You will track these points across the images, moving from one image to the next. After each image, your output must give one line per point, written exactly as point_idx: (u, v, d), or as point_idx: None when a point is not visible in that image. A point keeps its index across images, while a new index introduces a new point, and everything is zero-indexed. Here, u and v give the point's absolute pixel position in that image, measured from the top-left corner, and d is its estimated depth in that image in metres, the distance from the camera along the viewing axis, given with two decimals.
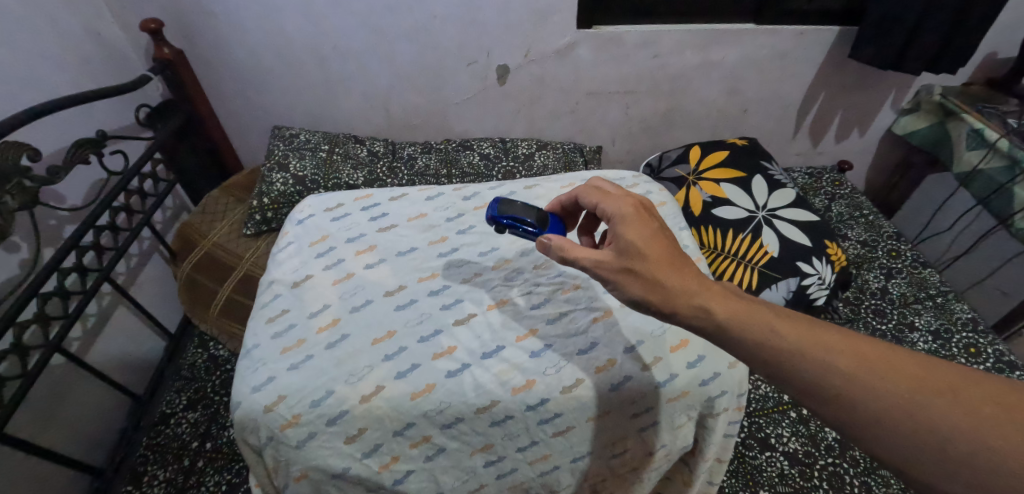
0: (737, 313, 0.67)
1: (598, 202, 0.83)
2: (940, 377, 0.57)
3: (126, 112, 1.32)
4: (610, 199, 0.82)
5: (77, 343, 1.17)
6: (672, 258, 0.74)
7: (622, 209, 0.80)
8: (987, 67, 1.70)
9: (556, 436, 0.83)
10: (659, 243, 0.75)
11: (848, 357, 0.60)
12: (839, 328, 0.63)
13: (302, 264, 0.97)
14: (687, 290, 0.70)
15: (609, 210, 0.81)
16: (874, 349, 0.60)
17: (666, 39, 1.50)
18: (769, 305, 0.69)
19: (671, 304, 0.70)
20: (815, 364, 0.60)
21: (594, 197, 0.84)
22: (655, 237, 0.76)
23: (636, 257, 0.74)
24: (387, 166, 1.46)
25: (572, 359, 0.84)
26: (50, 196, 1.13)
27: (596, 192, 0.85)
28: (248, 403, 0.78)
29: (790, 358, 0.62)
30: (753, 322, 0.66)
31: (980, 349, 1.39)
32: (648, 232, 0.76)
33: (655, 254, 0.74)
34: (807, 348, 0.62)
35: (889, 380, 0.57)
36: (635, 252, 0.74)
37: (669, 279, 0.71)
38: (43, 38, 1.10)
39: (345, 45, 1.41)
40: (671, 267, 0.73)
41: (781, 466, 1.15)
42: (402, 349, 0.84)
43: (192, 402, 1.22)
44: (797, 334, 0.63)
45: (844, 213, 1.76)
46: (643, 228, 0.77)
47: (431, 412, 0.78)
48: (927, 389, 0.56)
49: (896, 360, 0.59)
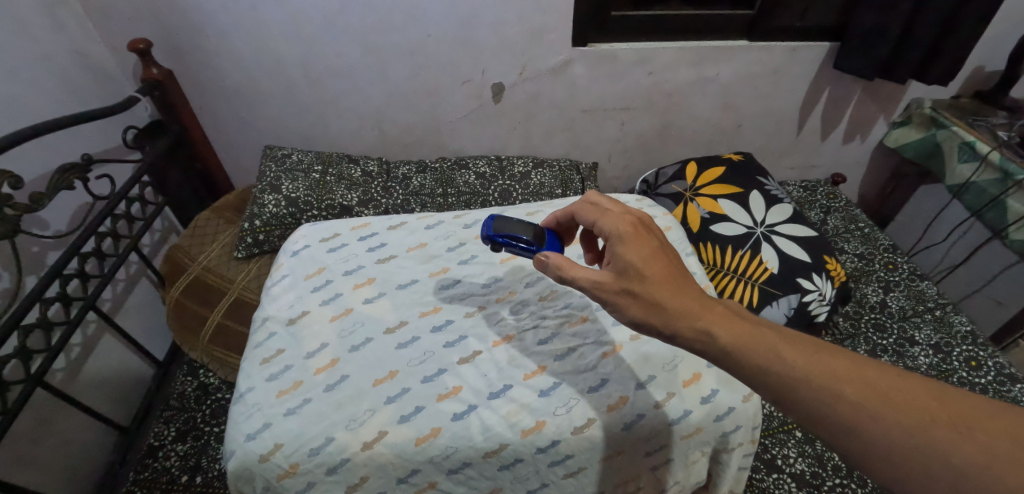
0: (742, 336, 0.64)
1: (594, 218, 0.81)
2: (952, 410, 0.54)
3: (112, 134, 1.29)
4: (607, 215, 0.80)
5: (60, 375, 1.13)
6: (674, 279, 0.71)
7: (619, 227, 0.77)
8: (975, 80, 1.71)
9: (567, 477, 0.80)
10: (660, 263, 0.72)
11: (857, 386, 0.57)
12: (847, 354, 0.60)
13: (297, 299, 0.94)
14: (690, 312, 0.68)
15: (606, 227, 0.79)
16: (884, 379, 0.57)
17: (661, 56, 1.50)
18: (775, 327, 0.66)
19: (673, 326, 0.68)
20: (822, 393, 0.57)
21: (590, 213, 0.82)
22: (656, 256, 0.73)
23: (636, 277, 0.72)
24: (382, 186, 1.43)
25: (583, 397, 0.81)
26: (33, 223, 1.09)
27: (593, 209, 0.83)
28: (243, 452, 0.75)
29: (797, 385, 0.59)
30: (759, 346, 0.63)
31: (981, 362, 1.38)
32: (648, 250, 0.74)
33: (655, 274, 0.72)
34: (814, 375, 0.59)
35: (899, 413, 0.54)
36: (635, 272, 0.72)
37: (673, 302, 0.69)
38: (29, 60, 1.08)
39: (338, 64, 1.39)
40: (673, 289, 0.70)
41: (789, 488, 1.13)
42: (405, 390, 0.81)
43: (181, 433, 1.16)
44: (804, 361, 0.60)
45: (841, 227, 1.76)
46: (642, 246, 0.74)
47: (436, 458, 0.76)
48: (940, 422, 0.53)
49: (908, 391, 0.56)
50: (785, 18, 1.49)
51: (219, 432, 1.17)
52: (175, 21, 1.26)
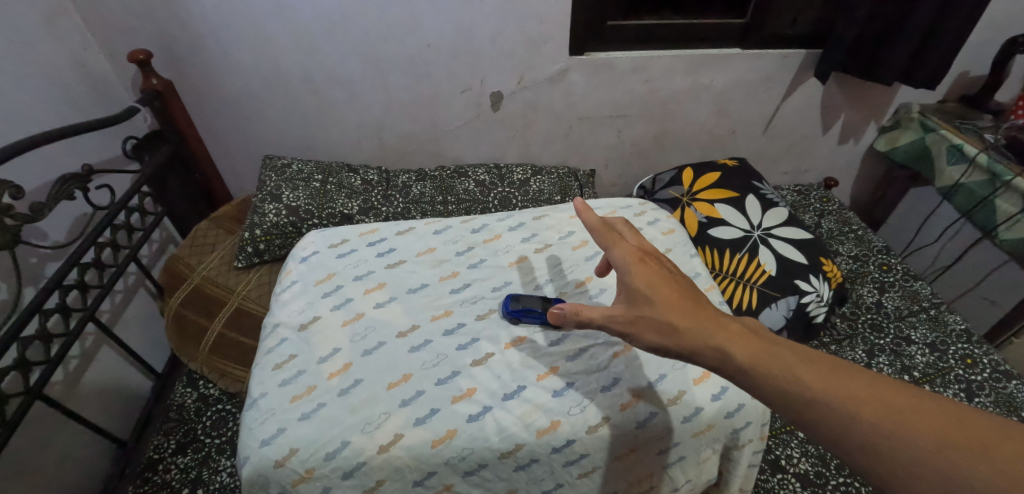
0: (758, 354, 0.65)
1: (605, 245, 0.81)
2: (969, 431, 0.54)
3: (111, 144, 1.28)
4: (616, 245, 0.80)
5: (58, 387, 1.11)
6: (685, 303, 0.73)
7: (627, 256, 0.78)
8: (961, 85, 1.75)
9: (581, 477, 0.81)
10: (669, 289, 0.74)
11: (873, 405, 0.58)
12: (864, 374, 0.60)
13: (307, 305, 0.94)
14: (703, 331, 0.69)
15: (615, 257, 0.80)
16: (901, 400, 0.58)
17: (656, 64, 1.53)
18: (790, 345, 0.67)
19: (686, 344, 0.69)
20: (839, 412, 0.58)
21: (602, 237, 0.82)
22: (665, 281, 0.75)
23: (648, 304, 0.73)
24: (383, 195, 1.44)
25: (595, 397, 0.82)
26: (32, 233, 1.08)
27: (603, 233, 0.83)
28: (258, 457, 0.74)
29: (812, 403, 0.60)
30: (775, 365, 0.64)
31: (976, 359, 1.40)
32: (657, 277, 0.76)
33: (664, 298, 0.73)
34: (830, 394, 0.59)
35: (918, 434, 0.55)
36: (644, 299, 0.74)
37: (687, 323, 0.70)
38: (29, 70, 1.08)
39: (338, 74, 1.40)
40: (686, 311, 0.72)
41: (794, 488, 1.14)
42: (420, 393, 0.81)
43: (182, 445, 1.15)
44: (821, 380, 0.61)
45: (835, 230, 1.78)
46: (650, 274, 0.76)
47: (453, 459, 0.76)
48: (961, 445, 0.53)
49: (925, 411, 0.56)
50: (777, 27, 1.52)
51: (221, 444, 1.16)
52: (176, 32, 1.26)
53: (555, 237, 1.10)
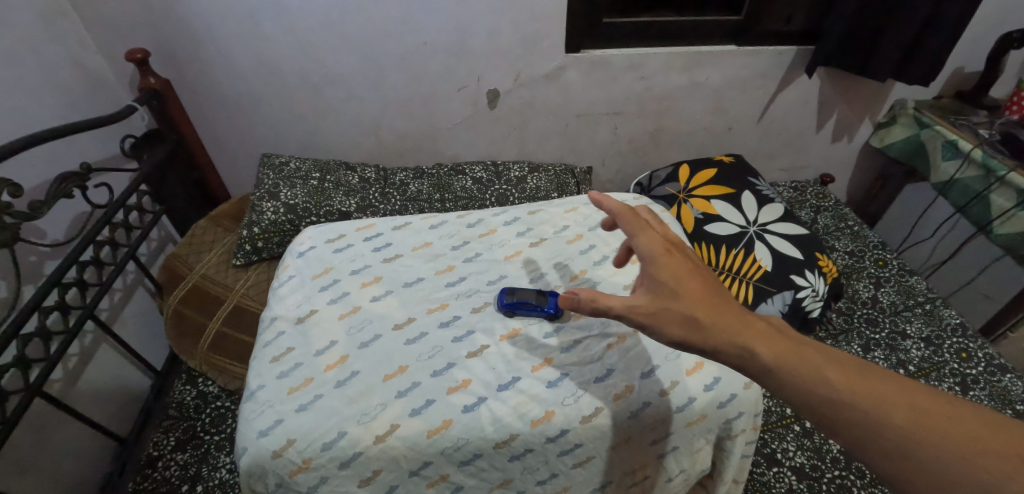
0: (786, 355, 0.64)
1: (630, 233, 0.79)
2: (1004, 439, 0.54)
3: (109, 143, 1.29)
4: (643, 234, 0.78)
5: (58, 385, 1.12)
6: (711, 298, 0.71)
7: (656, 247, 0.77)
8: (956, 81, 1.76)
9: (576, 466, 0.82)
10: (695, 283, 0.73)
11: (904, 411, 0.57)
12: (894, 378, 0.60)
13: (305, 298, 0.95)
14: (728, 328, 0.68)
15: (641, 246, 0.77)
16: (931, 404, 0.57)
17: (652, 62, 1.54)
18: (817, 346, 0.66)
19: (711, 341, 0.68)
20: (869, 415, 0.58)
21: (627, 224, 0.80)
22: (692, 276, 0.74)
23: (674, 297, 0.72)
24: (380, 192, 1.44)
25: (589, 388, 0.83)
26: (31, 231, 1.08)
27: (631, 220, 0.80)
28: (256, 448, 0.75)
29: (842, 406, 0.59)
30: (803, 365, 0.63)
31: (971, 353, 1.40)
32: (684, 271, 0.74)
33: (690, 291, 0.72)
34: (861, 397, 0.59)
35: (950, 442, 0.55)
36: (670, 292, 0.72)
37: (712, 320, 0.69)
38: (28, 69, 1.08)
39: (335, 72, 1.40)
40: (711, 307, 0.70)
41: (789, 481, 1.15)
42: (416, 385, 0.82)
43: (181, 442, 1.15)
44: (850, 383, 0.60)
45: (831, 225, 1.79)
46: (678, 267, 0.75)
47: (448, 449, 0.77)
48: (993, 455, 0.53)
49: (956, 419, 0.56)
50: (772, 24, 1.53)
51: (220, 440, 1.17)
52: (174, 31, 1.27)
53: (551, 231, 1.11)
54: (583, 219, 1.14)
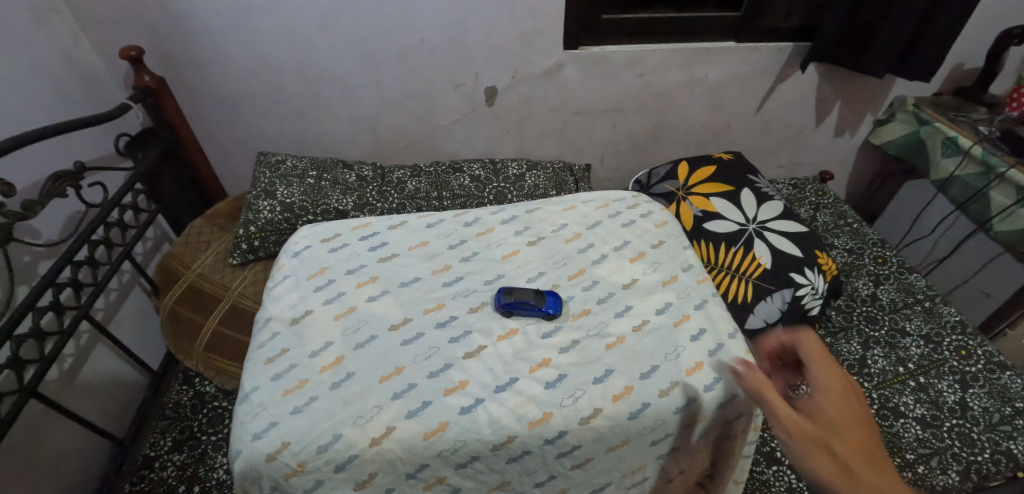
0: None
1: (812, 363, 0.77)
2: None
3: (104, 142, 1.28)
4: (824, 366, 0.76)
5: (53, 386, 1.11)
6: (869, 451, 0.68)
7: (830, 383, 0.74)
8: (955, 78, 1.75)
9: (574, 468, 0.82)
10: (860, 433, 0.70)
11: None
12: None
13: (300, 299, 0.94)
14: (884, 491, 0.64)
15: (818, 379, 0.76)
16: None
17: (651, 58, 1.53)
18: None
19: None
20: None
21: (807, 352, 0.78)
22: (857, 424, 0.70)
23: (837, 437, 0.69)
24: (378, 190, 1.43)
25: (588, 388, 0.82)
26: (24, 231, 1.07)
27: (814, 348, 0.79)
28: (250, 451, 0.75)
29: None
30: None
31: (971, 350, 1.40)
32: (851, 416, 0.71)
33: (849, 438, 0.69)
34: None
35: None
36: (833, 428, 0.69)
37: (868, 474, 0.65)
38: (20, 67, 1.07)
39: (331, 69, 1.39)
40: (869, 463, 0.67)
41: (789, 479, 1.14)
42: (412, 386, 0.81)
43: (178, 442, 1.15)
44: None
45: (830, 223, 1.78)
46: (846, 409, 0.72)
47: (445, 452, 0.76)
48: None
49: None
50: (771, 20, 1.52)
51: (217, 440, 1.16)
52: (168, 28, 1.26)
53: (548, 230, 1.10)
54: (581, 217, 1.13)
